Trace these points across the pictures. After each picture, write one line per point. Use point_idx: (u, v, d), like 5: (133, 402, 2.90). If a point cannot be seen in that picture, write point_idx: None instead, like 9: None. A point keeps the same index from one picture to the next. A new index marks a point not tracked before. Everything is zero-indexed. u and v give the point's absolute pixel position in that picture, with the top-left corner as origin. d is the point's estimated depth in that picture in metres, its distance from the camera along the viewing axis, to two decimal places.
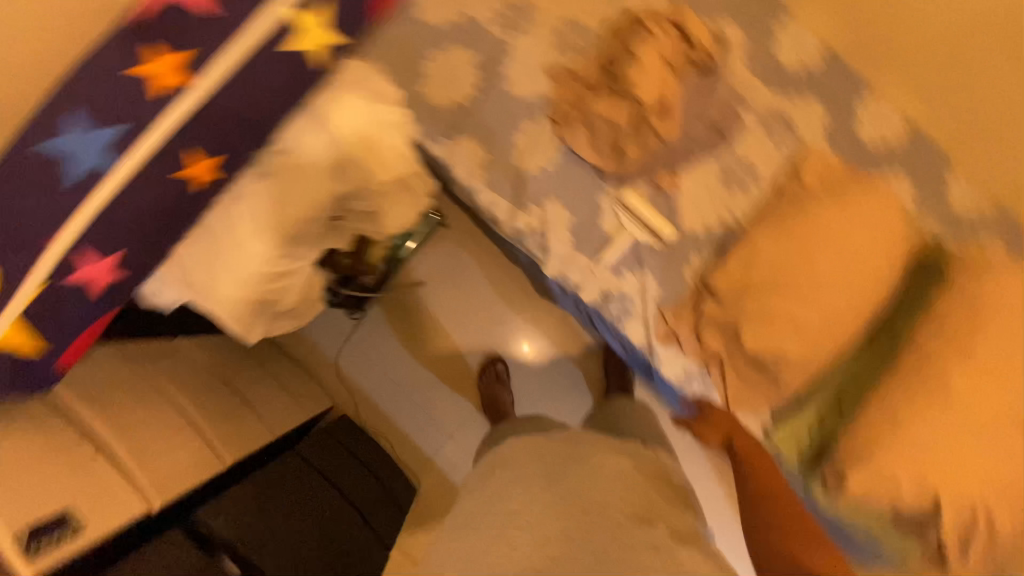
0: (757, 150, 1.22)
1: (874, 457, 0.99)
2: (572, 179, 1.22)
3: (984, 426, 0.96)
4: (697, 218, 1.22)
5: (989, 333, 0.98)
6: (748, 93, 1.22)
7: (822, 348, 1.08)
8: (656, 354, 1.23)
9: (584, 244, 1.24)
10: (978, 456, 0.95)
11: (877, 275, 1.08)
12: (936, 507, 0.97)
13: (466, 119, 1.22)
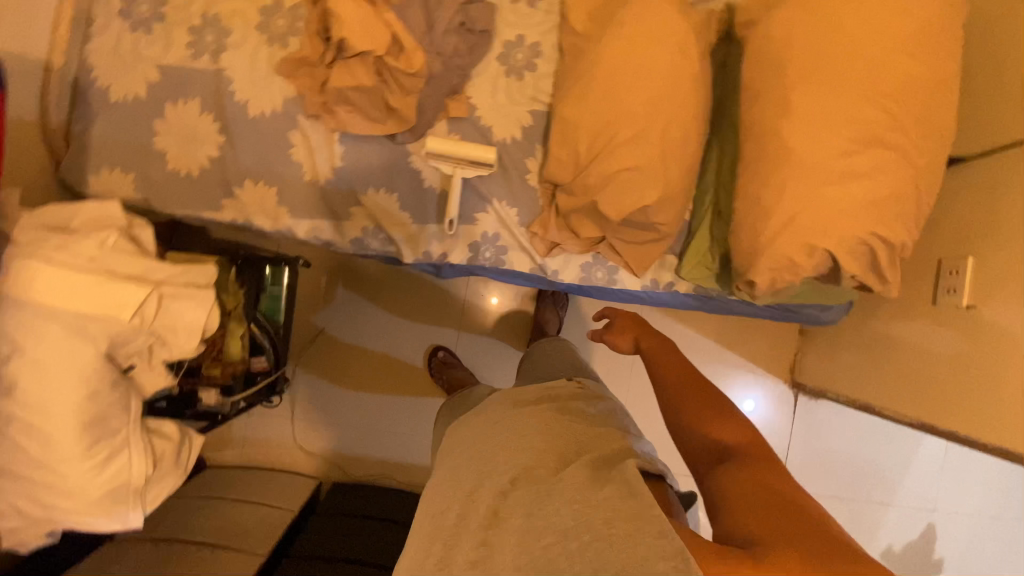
0: (524, 28, 1.15)
1: (769, 234, 0.93)
2: (375, 160, 1.11)
3: (851, 147, 0.88)
4: (510, 124, 1.15)
5: (806, 55, 0.89)
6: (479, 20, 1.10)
7: (674, 173, 1.05)
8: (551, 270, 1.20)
9: (423, 216, 1.14)
10: (862, 176, 0.88)
11: (680, 76, 1.03)
12: (852, 246, 0.91)
13: (230, 168, 1.08)
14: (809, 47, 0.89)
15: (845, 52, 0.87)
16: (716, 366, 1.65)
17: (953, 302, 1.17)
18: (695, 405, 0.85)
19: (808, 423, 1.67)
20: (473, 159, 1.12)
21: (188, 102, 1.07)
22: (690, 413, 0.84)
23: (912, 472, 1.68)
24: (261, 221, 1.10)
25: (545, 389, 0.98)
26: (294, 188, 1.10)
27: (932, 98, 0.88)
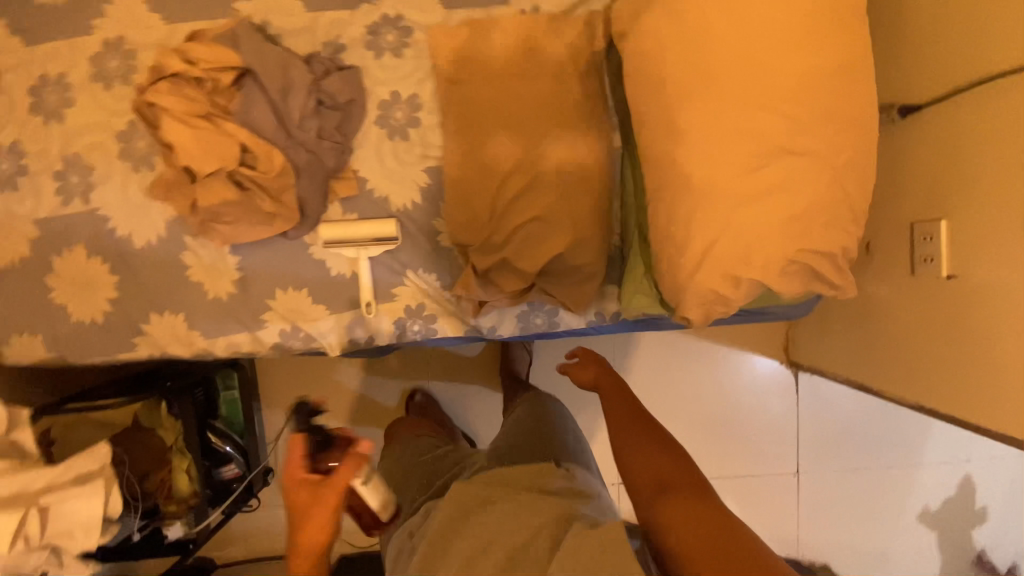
0: (395, 82, 1.04)
1: (688, 271, 0.82)
2: (274, 261, 1.05)
3: (756, 161, 0.76)
4: (406, 189, 1.06)
5: (682, 73, 0.78)
6: (336, 90, 0.98)
7: (579, 213, 0.96)
8: (488, 328, 1.11)
9: (338, 305, 1.08)
10: (777, 189, 0.76)
11: (562, 111, 0.95)
12: (783, 267, 0.79)
13: (132, 304, 1.04)
14: (686, 60, 0.78)
15: (725, 59, 0.76)
16: (701, 367, 1.56)
17: (931, 273, 1.04)
18: (643, 450, 0.91)
19: (814, 400, 1.57)
20: (374, 236, 1.04)
21: (73, 250, 1.03)
22: (634, 452, 0.92)
23: (935, 432, 1.57)
24: (177, 349, 1.07)
25: (536, 467, 0.88)
26: (202, 308, 1.06)
27: (839, 85, 0.76)
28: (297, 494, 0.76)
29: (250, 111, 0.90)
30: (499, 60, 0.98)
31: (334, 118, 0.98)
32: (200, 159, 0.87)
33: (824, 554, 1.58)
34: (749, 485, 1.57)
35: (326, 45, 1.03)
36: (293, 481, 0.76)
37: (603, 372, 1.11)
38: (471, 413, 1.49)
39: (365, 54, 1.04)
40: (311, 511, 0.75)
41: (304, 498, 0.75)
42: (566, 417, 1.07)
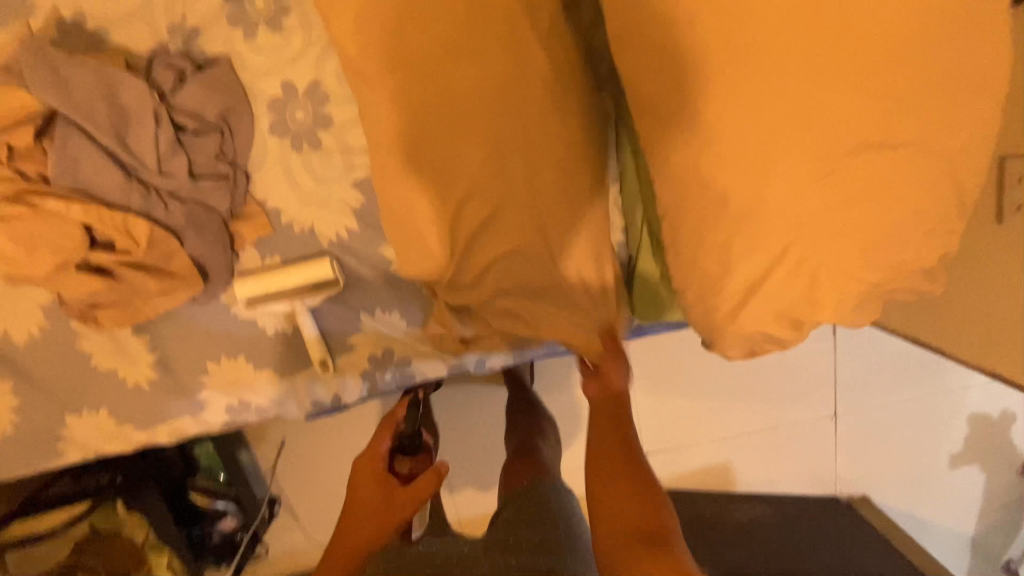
0: (285, 68, 0.74)
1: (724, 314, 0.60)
2: (194, 331, 0.83)
3: (825, 161, 0.51)
4: (335, 214, 0.80)
5: (696, 35, 0.52)
6: (210, 99, 0.70)
7: (564, 230, 0.72)
8: (476, 361, 0.90)
9: (286, 366, 0.87)
10: (856, 199, 0.52)
11: (525, 88, 0.66)
12: (862, 297, 0.57)
13: (41, 409, 0.85)
14: (706, 12, 0.51)
15: (762, 11, 0.49)
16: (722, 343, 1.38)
17: None
18: (619, 490, 0.69)
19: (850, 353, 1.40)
20: (308, 283, 0.80)
21: None
22: (609, 489, 0.69)
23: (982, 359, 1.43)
24: (112, 447, 0.88)
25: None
26: (124, 400, 0.86)
27: (942, 20, 0.49)
28: (363, 487, 0.75)
29: (79, 172, 0.63)
30: (431, 21, 0.65)
31: (211, 144, 0.70)
32: (28, 260, 0.63)
33: (866, 487, 1.48)
34: (781, 435, 1.44)
35: (174, 30, 0.72)
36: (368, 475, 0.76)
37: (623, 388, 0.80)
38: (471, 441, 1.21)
39: (233, 34, 0.72)
40: (365, 513, 0.72)
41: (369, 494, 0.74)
42: (574, 513, 0.80)
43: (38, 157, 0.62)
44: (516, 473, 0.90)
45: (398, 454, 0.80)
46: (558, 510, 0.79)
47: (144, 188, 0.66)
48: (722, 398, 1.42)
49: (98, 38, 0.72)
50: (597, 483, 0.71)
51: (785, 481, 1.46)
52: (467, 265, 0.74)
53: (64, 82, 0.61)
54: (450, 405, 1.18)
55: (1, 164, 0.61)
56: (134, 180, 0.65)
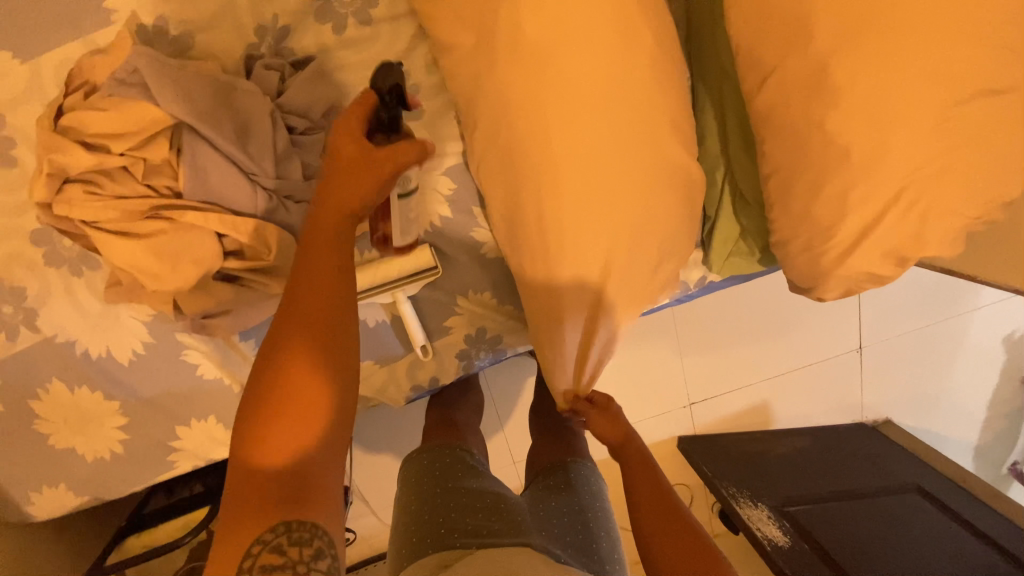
0: (375, 62, 0.75)
1: (832, 259, 0.66)
2: None
3: (937, 116, 0.57)
4: (428, 203, 0.82)
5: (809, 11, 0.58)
6: (305, 96, 0.69)
7: (673, 202, 0.73)
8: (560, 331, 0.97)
9: (387, 355, 0.91)
10: (967, 149, 0.58)
11: (633, 71, 0.68)
12: (960, 232, 0.63)
13: (151, 423, 0.85)
14: None
15: None
16: (752, 289, 1.47)
17: None
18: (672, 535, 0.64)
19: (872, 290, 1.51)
20: (412, 271, 0.82)
21: (49, 388, 0.80)
22: (657, 518, 0.66)
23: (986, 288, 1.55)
24: (222, 450, 0.90)
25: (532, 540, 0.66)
26: (232, 405, 0.87)
27: None
28: (341, 148, 0.55)
29: (208, 181, 0.63)
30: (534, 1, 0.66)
31: (318, 144, 0.70)
32: (171, 274, 0.63)
33: (886, 411, 1.62)
34: (808, 374, 1.56)
35: (265, 31, 0.71)
36: (340, 165, 0.55)
37: (631, 432, 0.79)
38: (490, 402, 1.22)
39: (321, 31, 0.72)
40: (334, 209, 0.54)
41: (342, 184, 0.54)
42: (603, 500, 0.81)
43: (167, 170, 0.63)
44: (545, 451, 0.90)
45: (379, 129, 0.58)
46: (593, 495, 0.80)
47: (266, 193, 0.66)
48: (757, 345, 1.52)
49: (184, 44, 0.70)
50: (654, 543, 0.64)
51: (817, 413, 1.60)
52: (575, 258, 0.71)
53: (187, 92, 0.61)
54: (500, 371, 1.21)
55: (135, 181, 0.62)
56: (256, 185, 0.65)
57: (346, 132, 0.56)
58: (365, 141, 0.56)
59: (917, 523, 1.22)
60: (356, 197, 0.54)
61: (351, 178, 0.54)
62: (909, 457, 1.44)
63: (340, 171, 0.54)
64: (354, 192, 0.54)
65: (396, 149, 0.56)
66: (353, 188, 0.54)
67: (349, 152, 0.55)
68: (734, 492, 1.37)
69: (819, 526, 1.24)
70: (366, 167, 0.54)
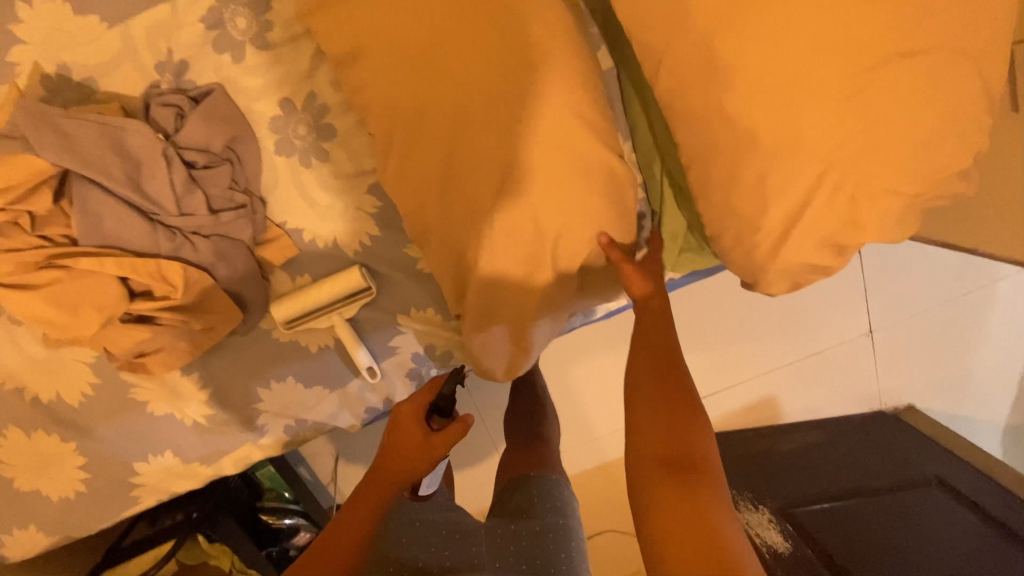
0: (280, 86, 0.73)
1: (766, 252, 0.60)
2: (241, 364, 0.85)
3: (848, 88, 0.51)
4: (354, 223, 0.79)
5: None
6: (204, 129, 0.68)
7: (595, 201, 0.67)
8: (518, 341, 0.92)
9: (334, 381, 0.88)
10: (887, 120, 0.51)
11: (531, 69, 0.63)
12: (903, 211, 0.57)
13: (108, 462, 0.87)
14: None
15: None
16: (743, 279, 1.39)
17: None
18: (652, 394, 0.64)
19: (877, 269, 1.40)
20: (343, 296, 0.79)
21: (7, 434, 0.82)
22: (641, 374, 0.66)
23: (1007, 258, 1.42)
24: (183, 484, 0.91)
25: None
26: (185, 440, 0.88)
27: None
28: (403, 425, 0.70)
29: (103, 226, 0.64)
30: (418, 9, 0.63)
31: (222, 177, 0.70)
32: (73, 321, 0.64)
33: (907, 397, 1.50)
34: (816, 363, 1.46)
35: (164, 67, 0.70)
36: (396, 437, 0.69)
37: (655, 292, 0.73)
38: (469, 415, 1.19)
39: (221, 61, 0.71)
40: (379, 473, 0.67)
41: (389, 456, 0.68)
42: (570, 514, 0.76)
43: (60, 220, 0.64)
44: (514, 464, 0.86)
45: (435, 415, 0.72)
46: (556, 511, 0.75)
47: (168, 231, 0.67)
48: (757, 337, 1.42)
49: (88, 88, 0.70)
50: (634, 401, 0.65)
51: (829, 405, 1.49)
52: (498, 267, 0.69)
53: (71, 140, 0.61)
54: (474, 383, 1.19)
55: (26, 234, 0.63)
56: (156, 225, 0.66)
57: (407, 415, 0.71)
58: (421, 425, 0.70)
59: (933, 517, 1.13)
60: (404, 463, 0.67)
61: (404, 443, 0.68)
62: (931, 445, 1.33)
63: (396, 438, 0.69)
64: (403, 464, 0.67)
65: (443, 434, 0.68)
66: (401, 455, 0.67)
67: (409, 431, 0.69)
68: (736, 494, 1.34)
69: (822, 526, 1.18)
70: (417, 445, 0.68)
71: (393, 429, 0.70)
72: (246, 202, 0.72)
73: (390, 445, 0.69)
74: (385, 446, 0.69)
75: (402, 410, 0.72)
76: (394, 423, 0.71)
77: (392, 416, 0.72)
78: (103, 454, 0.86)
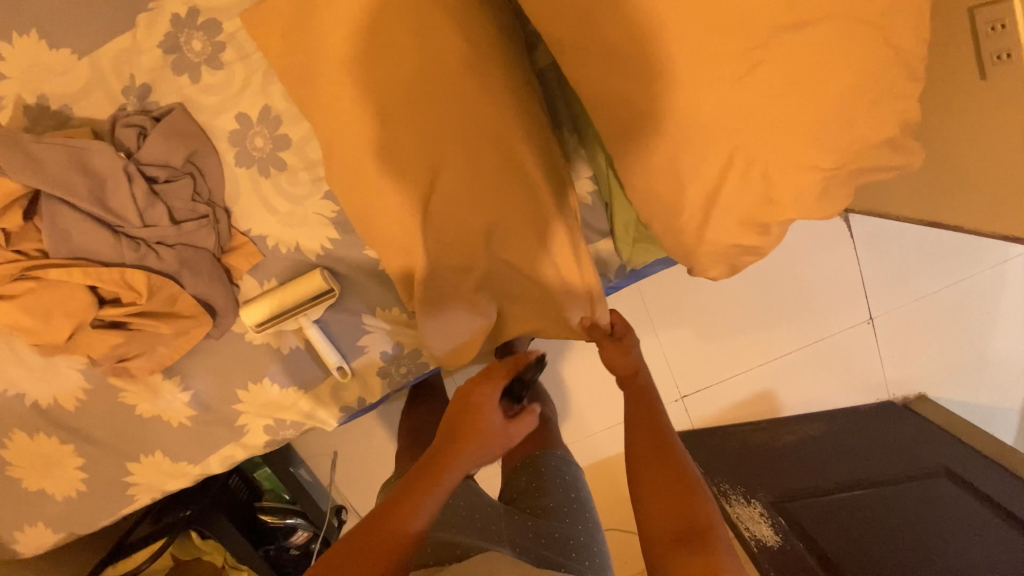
0: (235, 101, 0.77)
1: (693, 234, 0.61)
2: (219, 367, 0.89)
3: (745, 65, 0.51)
4: (314, 227, 0.83)
5: None
6: (164, 146, 0.74)
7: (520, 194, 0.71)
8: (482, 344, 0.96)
9: (308, 381, 0.92)
10: (790, 93, 0.51)
11: (447, 69, 0.65)
12: (825, 185, 0.56)
13: (105, 462, 0.93)
14: None
15: None
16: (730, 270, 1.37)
17: (986, 93, 0.75)
18: (651, 465, 0.67)
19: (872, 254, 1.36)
20: (307, 299, 0.82)
21: (12, 438, 0.89)
22: (638, 443, 0.70)
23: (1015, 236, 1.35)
24: (174, 483, 0.96)
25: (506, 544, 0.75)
26: (173, 440, 0.93)
27: None
28: (479, 405, 0.66)
29: (72, 239, 0.70)
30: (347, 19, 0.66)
31: (183, 189, 0.75)
32: (49, 328, 0.71)
33: (918, 385, 1.43)
34: (816, 353, 1.41)
35: (128, 91, 0.76)
36: (472, 419, 0.65)
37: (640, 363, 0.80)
38: None
39: (181, 82, 0.76)
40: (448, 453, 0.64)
41: (464, 437, 0.64)
42: (579, 487, 0.89)
43: (32, 235, 0.70)
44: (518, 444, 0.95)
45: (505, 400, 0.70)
46: (568, 485, 0.87)
47: (132, 241, 0.73)
48: (749, 328, 1.39)
49: (64, 115, 0.76)
50: (639, 472, 0.68)
51: (832, 395, 1.43)
52: (443, 263, 0.74)
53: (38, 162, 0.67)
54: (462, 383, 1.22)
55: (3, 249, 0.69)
56: (121, 236, 0.72)
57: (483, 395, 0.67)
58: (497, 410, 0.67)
59: (933, 506, 1.09)
60: (476, 448, 0.65)
61: (479, 425, 0.65)
62: (933, 432, 1.28)
63: (471, 418, 0.65)
64: (474, 449, 0.64)
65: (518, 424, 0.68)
66: (474, 438, 0.65)
67: (487, 414, 0.66)
68: (727, 488, 1.32)
69: (814, 520, 1.16)
70: (495, 432, 0.66)
71: (466, 408, 0.66)
72: (205, 211, 0.78)
73: (464, 423, 0.66)
74: (453, 423, 0.66)
75: (473, 384, 0.69)
76: (465, 400, 0.67)
77: (461, 390, 0.69)
78: (99, 454, 0.92)
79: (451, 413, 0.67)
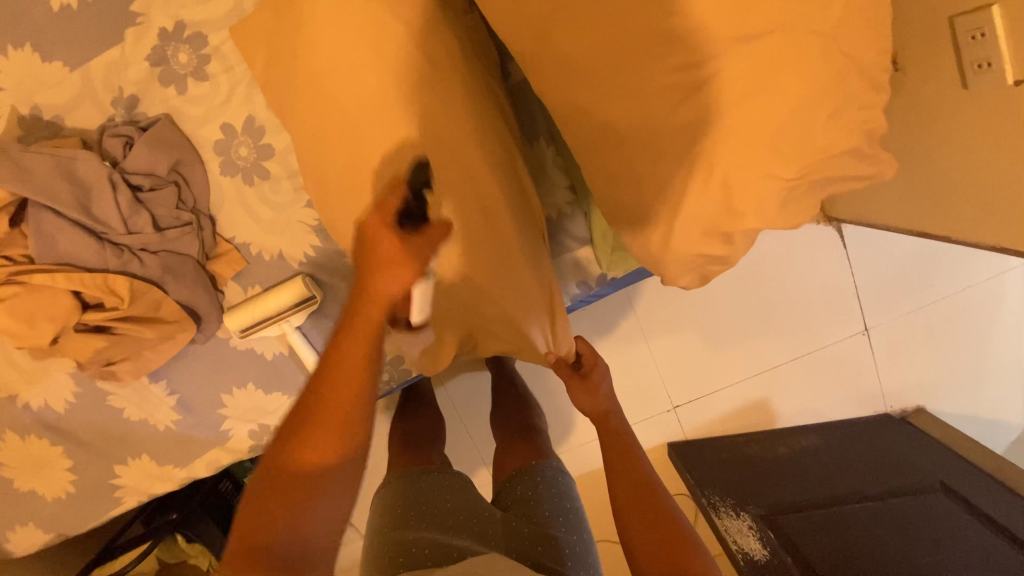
0: (221, 112, 0.79)
1: (659, 242, 0.61)
2: (204, 371, 0.91)
3: (702, 76, 0.51)
4: (297, 234, 0.85)
5: None
6: (149, 156, 0.76)
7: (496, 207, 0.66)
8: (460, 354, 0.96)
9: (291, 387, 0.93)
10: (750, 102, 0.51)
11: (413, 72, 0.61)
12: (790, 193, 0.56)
13: (93, 464, 0.95)
14: None
15: None
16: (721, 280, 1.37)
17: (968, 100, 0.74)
18: (641, 520, 0.67)
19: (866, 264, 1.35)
20: (290, 306, 0.83)
21: (5, 439, 0.91)
22: (627, 496, 0.71)
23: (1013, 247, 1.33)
24: (161, 485, 0.98)
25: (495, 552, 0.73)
26: (158, 443, 0.95)
27: None
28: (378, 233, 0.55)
29: (56, 245, 0.72)
30: None
31: (168, 198, 0.77)
32: (33, 331, 0.73)
33: (916, 398, 1.40)
34: (810, 364, 1.39)
35: (117, 102, 0.78)
36: (376, 247, 0.54)
37: (611, 407, 0.84)
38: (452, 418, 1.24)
39: (168, 94, 0.79)
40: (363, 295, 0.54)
41: (373, 270, 0.54)
42: (573, 500, 0.86)
43: (19, 241, 0.72)
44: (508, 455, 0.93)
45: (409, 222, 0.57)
46: (563, 496, 0.85)
47: (115, 248, 0.75)
48: (741, 337, 1.38)
49: (56, 126, 0.78)
50: (628, 528, 0.68)
51: (827, 407, 1.41)
52: None
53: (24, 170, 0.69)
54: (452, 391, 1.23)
55: None
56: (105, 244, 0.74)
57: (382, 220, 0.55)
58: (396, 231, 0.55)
59: (926, 524, 1.07)
60: (390, 280, 0.54)
61: (382, 254, 0.54)
62: (931, 446, 1.25)
63: (379, 250, 0.54)
64: (388, 281, 0.54)
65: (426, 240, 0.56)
66: (382, 270, 0.54)
67: (386, 240, 0.54)
68: (717, 501, 1.27)
69: (803, 534, 1.12)
70: (406, 252, 0.54)
71: (371, 237, 0.55)
72: (189, 220, 0.79)
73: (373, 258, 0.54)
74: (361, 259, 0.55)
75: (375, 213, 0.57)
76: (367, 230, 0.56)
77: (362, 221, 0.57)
78: (88, 456, 0.94)
79: (358, 249, 0.56)
